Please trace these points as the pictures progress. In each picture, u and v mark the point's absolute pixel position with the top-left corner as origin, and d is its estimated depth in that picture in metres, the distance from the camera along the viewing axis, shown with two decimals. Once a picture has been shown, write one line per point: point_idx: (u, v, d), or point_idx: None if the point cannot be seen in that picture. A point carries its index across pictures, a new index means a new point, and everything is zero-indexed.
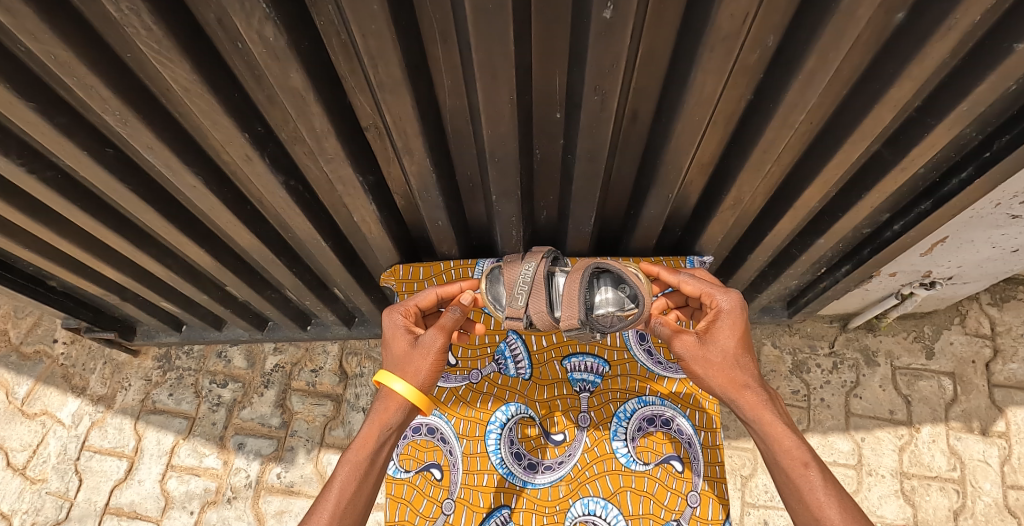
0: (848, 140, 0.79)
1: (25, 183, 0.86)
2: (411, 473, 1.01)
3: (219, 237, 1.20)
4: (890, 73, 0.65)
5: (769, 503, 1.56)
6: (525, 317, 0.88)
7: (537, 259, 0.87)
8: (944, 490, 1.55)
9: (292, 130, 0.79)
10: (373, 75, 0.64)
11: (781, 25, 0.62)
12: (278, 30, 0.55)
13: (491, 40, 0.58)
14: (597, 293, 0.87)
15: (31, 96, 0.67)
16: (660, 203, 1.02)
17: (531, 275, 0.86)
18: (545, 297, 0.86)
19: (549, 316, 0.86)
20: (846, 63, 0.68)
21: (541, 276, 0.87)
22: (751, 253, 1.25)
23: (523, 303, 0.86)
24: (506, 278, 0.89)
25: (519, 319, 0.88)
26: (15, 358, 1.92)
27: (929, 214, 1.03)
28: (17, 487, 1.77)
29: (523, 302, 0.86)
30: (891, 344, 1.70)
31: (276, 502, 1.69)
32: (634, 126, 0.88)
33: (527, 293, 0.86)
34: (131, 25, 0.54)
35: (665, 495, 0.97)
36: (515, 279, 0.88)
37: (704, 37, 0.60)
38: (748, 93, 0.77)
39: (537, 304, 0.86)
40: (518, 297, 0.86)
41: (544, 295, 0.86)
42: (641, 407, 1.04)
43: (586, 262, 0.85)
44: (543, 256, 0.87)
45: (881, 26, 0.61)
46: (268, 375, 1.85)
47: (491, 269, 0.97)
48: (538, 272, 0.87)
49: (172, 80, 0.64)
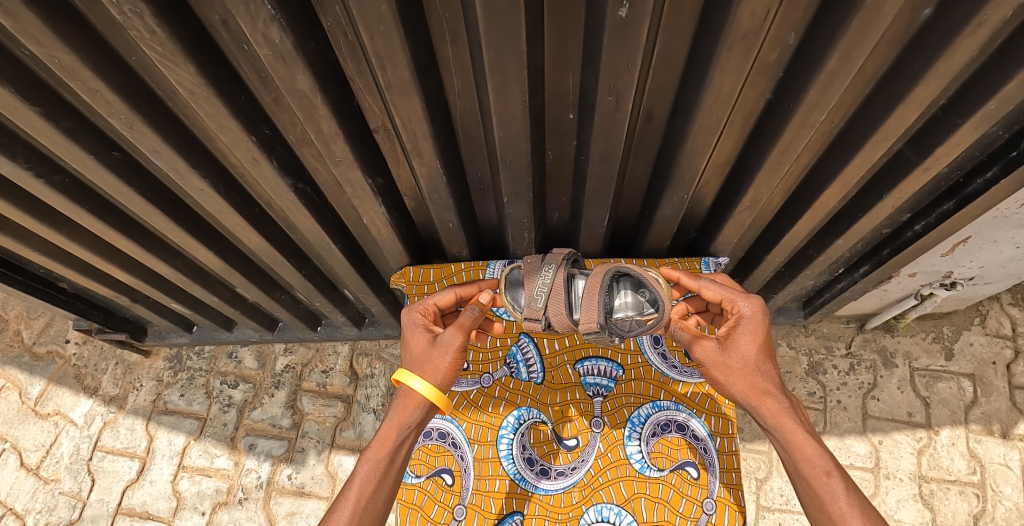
0: (871, 140, 0.76)
1: (33, 188, 0.86)
2: (423, 479, 1.00)
3: (229, 239, 1.20)
4: (915, 71, 0.63)
5: (785, 507, 1.54)
6: (543, 320, 0.86)
7: (556, 263, 0.85)
8: (964, 494, 1.52)
9: (300, 133, 0.78)
10: (381, 77, 0.62)
11: (802, 22, 0.59)
12: (283, 32, 0.54)
13: (502, 40, 0.56)
14: (615, 296, 0.85)
15: (36, 100, 0.67)
16: (674, 203, 1.00)
17: (550, 280, 0.84)
18: (564, 300, 0.84)
19: (568, 319, 0.84)
20: (869, 60, 0.65)
21: (560, 282, 0.85)
22: (768, 254, 1.22)
23: (542, 305, 0.84)
24: (525, 282, 0.87)
25: (538, 321, 0.86)
26: (28, 359, 1.94)
27: (952, 215, 1.00)
28: (31, 487, 1.79)
29: (542, 304, 0.84)
30: (909, 345, 1.67)
31: (287, 503, 1.69)
32: (649, 126, 0.86)
33: (546, 295, 0.84)
34: (135, 28, 0.53)
35: (680, 501, 0.95)
36: (533, 282, 0.86)
37: (723, 36, 0.57)
38: (767, 92, 0.74)
39: (555, 307, 0.84)
40: (537, 299, 0.85)
41: (563, 298, 0.84)
42: (655, 412, 1.03)
43: (606, 266, 0.84)
44: (563, 260, 0.86)
45: (907, 23, 0.59)
46: (279, 376, 1.86)
47: (511, 272, 0.96)
48: (557, 277, 0.85)
49: (178, 83, 0.62)
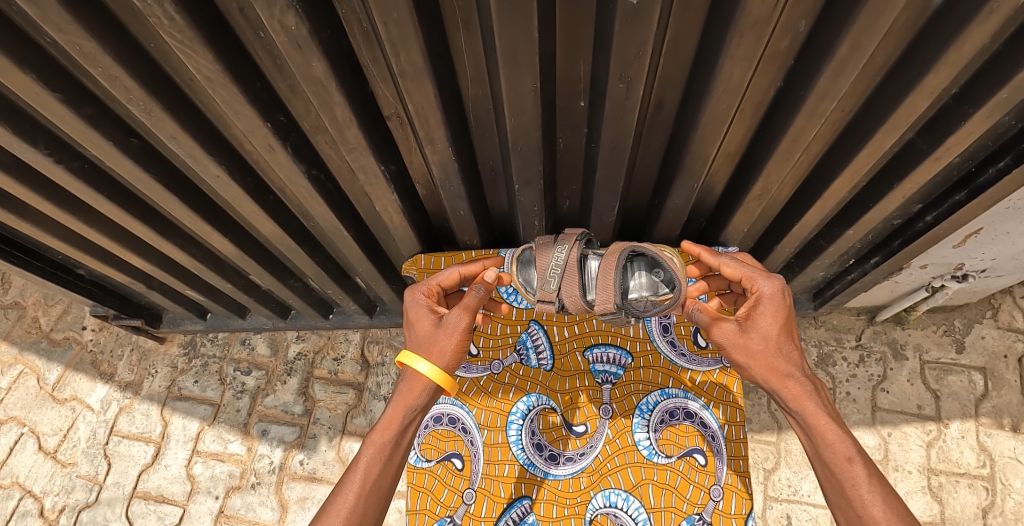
0: (881, 129, 0.76)
1: (54, 173, 0.88)
2: (433, 463, 1.02)
3: (243, 226, 1.21)
4: (925, 60, 0.63)
5: (793, 497, 1.54)
6: (557, 301, 0.87)
7: (570, 242, 0.86)
8: (973, 487, 1.51)
9: (314, 119, 0.79)
10: (395, 63, 0.63)
11: (813, 10, 0.59)
12: (299, 19, 0.55)
13: (514, 27, 0.56)
14: (631, 277, 0.85)
15: (56, 86, 0.68)
16: (684, 192, 1.00)
17: (564, 258, 0.85)
18: (578, 281, 0.85)
19: (582, 300, 0.86)
20: (879, 49, 0.65)
21: (575, 260, 0.85)
22: (778, 244, 1.22)
23: (557, 286, 0.85)
24: (538, 261, 0.87)
25: (552, 302, 0.88)
26: (46, 344, 1.98)
27: (964, 205, 0.99)
28: (49, 470, 1.83)
29: (556, 285, 0.85)
30: (919, 338, 1.66)
31: (298, 488, 1.72)
32: (660, 115, 0.86)
33: (560, 275, 0.85)
34: (154, 14, 0.54)
35: (688, 488, 0.96)
36: (547, 261, 0.86)
37: (734, 23, 0.57)
38: (778, 81, 0.74)
39: (569, 287, 0.85)
40: (552, 280, 0.86)
41: (577, 277, 0.85)
42: (663, 399, 1.03)
43: (620, 246, 0.84)
44: (576, 239, 0.86)
45: (917, 11, 0.58)
46: (291, 363, 1.88)
47: (525, 255, 0.97)
48: (571, 255, 0.85)
49: (195, 69, 0.64)
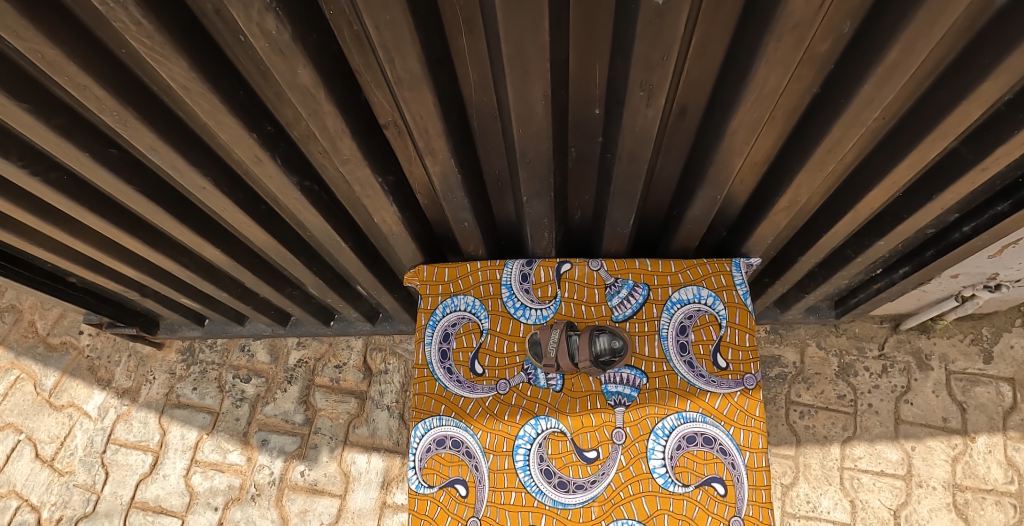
0: (926, 139, 0.68)
1: (29, 185, 0.82)
2: (435, 489, 0.97)
3: (236, 236, 1.16)
4: (983, 65, 0.54)
5: (811, 514, 1.49)
6: (557, 364, 0.98)
7: (557, 328, 0.99)
8: (1000, 505, 1.44)
9: (304, 129, 0.72)
10: (389, 71, 0.56)
11: (861, 9, 0.50)
12: (280, 23, 0.48)
13: (521, 31, 0.49)
14: (595, 343, 0.96)
15: (25, 96, 0.62)
16: (706, 203, 0.93)
17: (556, 338, 0.98)
18: (569, 351, 0.96)
19: (571, 359, 0.96)
20: (930, 53, 0.57)
21: (565, 340, 0.97)
22: (803, 255, 1.14)
23: (554, 353, 0.97)
24: (539, 343, 1.00)
25: (554, 365, 0.98)
26: (43, 349, 1.97)
27: (1007, 217, 0.91)
28: (46, 479, 1.82)
29: (554, 353, 0.97)
30: (945, 347, 1.59)
31: (299, 500, 1.69)
32: (682, 122, 0.78)
33: (556, 348, 0.97)
34: (119, 19, 0.47)
35: (706, 519, 0.91)
36: (545, 342, 0.99)
37: (772, 26, 0.50)
38: (815, 86, 0.66)
39: (564, 357, 0.97)
40: (551, 351, 0.97)
41: (568, 349, 0.97)
42: (680, 424, 0.97)
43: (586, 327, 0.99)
44: (560, 325, 1.00)
45: (983, 10, 0.50)
46: (291, 370, 1.84)
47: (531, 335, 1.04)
48: (561, 337, 0.98)
49: (170, 78, 0.57)
